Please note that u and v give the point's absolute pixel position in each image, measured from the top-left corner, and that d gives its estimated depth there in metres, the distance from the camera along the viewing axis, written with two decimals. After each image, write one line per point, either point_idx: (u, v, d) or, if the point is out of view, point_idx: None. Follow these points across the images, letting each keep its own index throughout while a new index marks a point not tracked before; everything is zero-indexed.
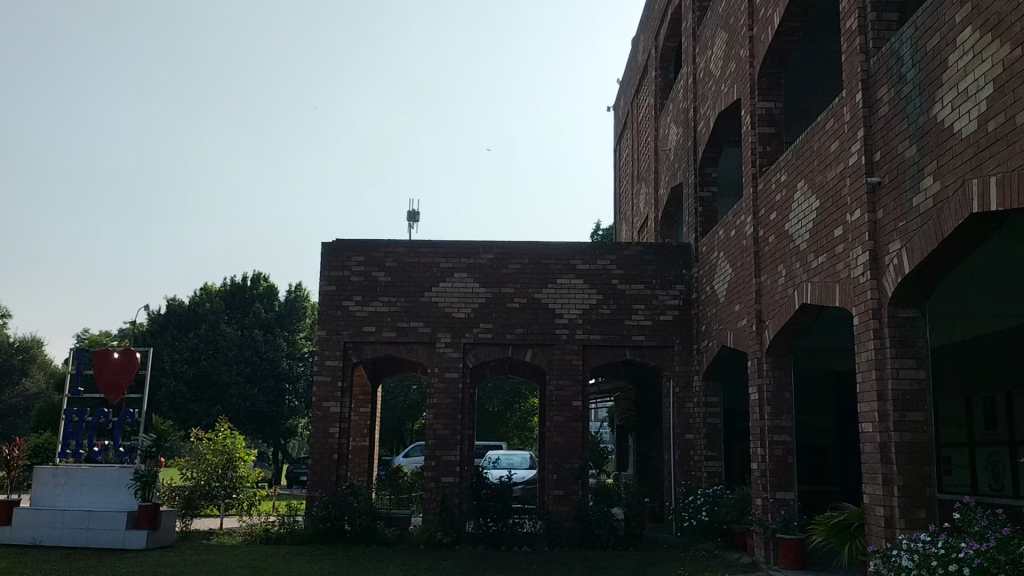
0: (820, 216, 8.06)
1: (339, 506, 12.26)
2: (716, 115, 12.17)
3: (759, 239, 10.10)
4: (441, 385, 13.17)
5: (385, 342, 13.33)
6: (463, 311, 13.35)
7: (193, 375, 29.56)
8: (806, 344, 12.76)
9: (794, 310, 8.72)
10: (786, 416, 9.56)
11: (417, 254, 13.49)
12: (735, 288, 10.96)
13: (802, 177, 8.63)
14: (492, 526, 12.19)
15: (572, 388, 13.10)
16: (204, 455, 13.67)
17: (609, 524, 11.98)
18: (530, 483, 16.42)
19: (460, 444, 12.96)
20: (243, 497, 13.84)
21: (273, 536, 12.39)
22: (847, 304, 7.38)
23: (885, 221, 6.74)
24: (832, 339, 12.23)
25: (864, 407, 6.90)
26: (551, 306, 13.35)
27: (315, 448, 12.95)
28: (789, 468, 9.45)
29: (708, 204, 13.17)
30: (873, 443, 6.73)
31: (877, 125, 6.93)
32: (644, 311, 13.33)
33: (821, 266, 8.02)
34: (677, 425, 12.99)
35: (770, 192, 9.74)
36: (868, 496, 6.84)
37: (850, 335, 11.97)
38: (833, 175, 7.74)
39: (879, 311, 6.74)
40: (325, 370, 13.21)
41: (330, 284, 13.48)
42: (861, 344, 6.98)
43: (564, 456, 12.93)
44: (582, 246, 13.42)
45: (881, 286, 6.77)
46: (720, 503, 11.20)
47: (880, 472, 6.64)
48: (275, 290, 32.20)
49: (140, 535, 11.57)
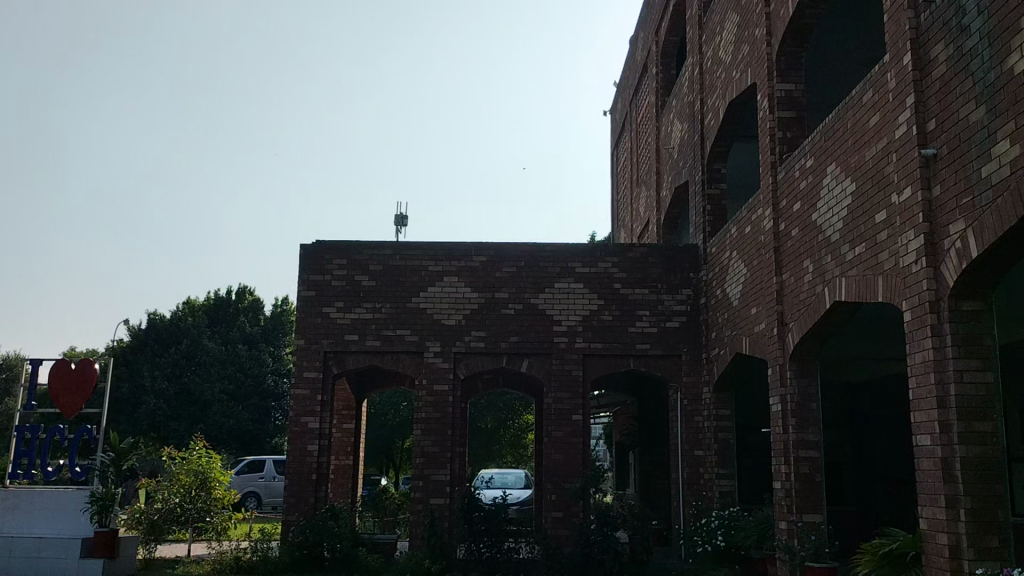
0: (858, 201, 7.15)
1: (318, 530, 11.23)
2: (726, 104, 11.22)
3: (780, 234, 9.15)
4: (430, 398, 12.14)
5: (369, 351, 12.30)
6: (453, 318, 12.35)
7: (175, 392, 28.46)
8: (829, 350, 11.78)
9: (825, 310, 7.76)
10: (813, 430, 8.55)
11: (404, 256, 12.51)
12: (751, 288, 9.98)
13: (833, 159, 7.71)
14: (485, 552, 11.09)
15: (572, 401, 12.08)
16: (177, 475, 12.54)
17: (613, 548, 10.81)
18: (526, 503, 15.41)
19: (450, 462, 11.93)
20: (217, 521, 12.69)
21: (244, 565, 11.28)
22: (893, 299, 6.43)
23: (943, 199, 5.80)
24: (860, 341, 11.28)
25: (920, 418, 5.91)
26: (549, 312, 12.34)
27: (293, 468, 11.90)
28: (818, 488, 8.47)
29: (718, 202, 12.23)
30: (933, 459, 5.71)
31: (930, 90, 6.01)
32: (649, 317, 12.35)
33: (860, 257, 7.09)
34: (685, 440, 11.97)
35: (793, 180, 8.81)
36: (926, 521, 5.81)
37: (881, 336, 11.01)
38: (874, 152, 6.83)
39: (937, 305, 5.79)
40: (304, 383, 12.18)
41: (310, 289, 12.47)
42: (915, 344, 6.01)
43: (563, 475, 11.91)
44: (582, 248, 12.46)
45: (938, 276, 5.82)
46: (736, 526, 10.21)
47: (942, 494, 5.60)
48: (261, 304, 31.11)
49: (96, 564, 10.45)
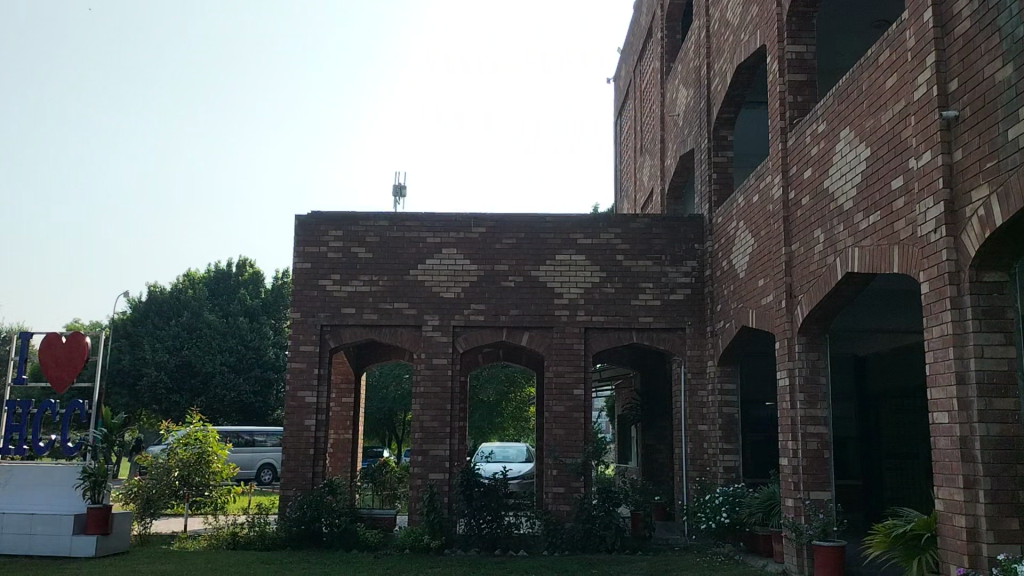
0: (874, 167, 6.82)
1: (315, 506, 10.99)
2: (734, 69, 10.84)
3: (789, 202, 8.83)
4: (429, 371, 11.89)
5: (366, 325, 12.04)
6: (452, 291, 12.06)
7: (176, 364, 28.28)
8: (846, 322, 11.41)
9: (836, 281, 7.47)
10: (821, 405, 8.29)
11: (401, 228, 12.21)
12: (758, 260, 9.67)
13: (846, 123, 7.37)
14: (485, 527, 10.86)
15: (574, 375, 11.83)
16: (173, 449, 12.36)
17: (615, 524, 10.75)
18: (526, 476, 15.23)
19: (450, 437, 11.71)
20: (216, 495, 12.53)
21: (240, 541, 11.11)
22: (909, 269, 6.13)
23: (966, 163, 5.48)
24: (882, 312, 11.02)
25: (937, 394, 5.64)
26: (550, 284, 12.06)
27: (289, 442, 11.68)
28: (826, 465, 8.22)
29: (724, 170, 11.88)
30: (951, 438, 5.44)
31: (953, 47, 5.66)
32: (652, 289, 12.06)
33: (875, 226, 6.79)
34: (689, 414, 11.74)
35: (803, 146, 8.48)
36: (943, 501, 5.55)
37: (906, 305, 10.81)
38: (891, 115, 6.50)
39: (957, 277, 5.49)
40: (300, 357, 11.92)
41: (305, 261, 12.18)
42: (932, 317, 5.71)
43: (565, 450, 11.69)
44: (584, 219, 12.15)
45: (959, 246, 5.52)
46: (741, 502, 9.96)
47: (960, 474, 5.33)
48: (261, 276, 30.86)
49: (88, 542, 10.28)
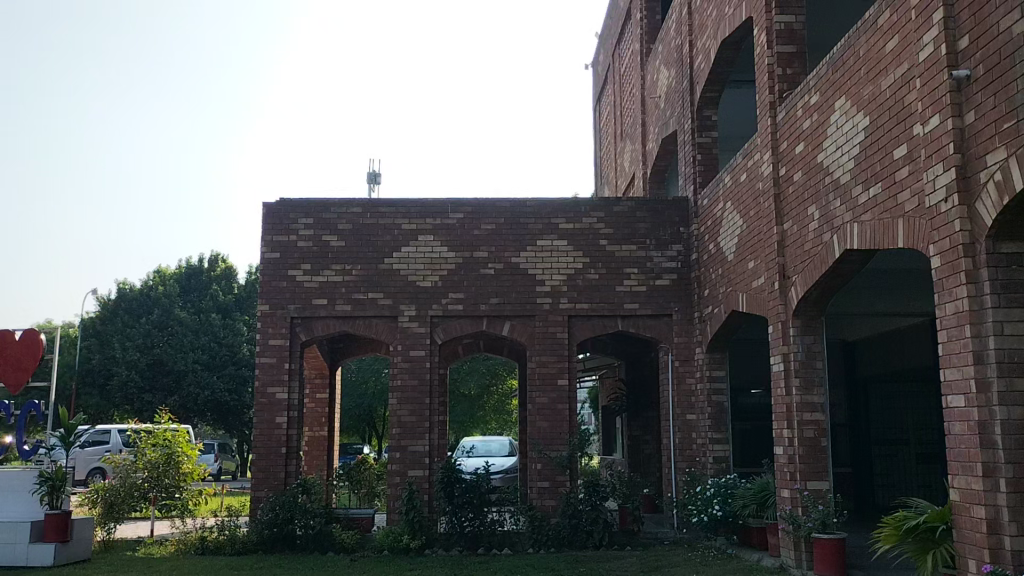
0: (874, 136, 6.41)
1: (288, 506, 10.49)
2: (718, 44, 10.41)
3: (780, 179, 8.41)
4: (406, 364, 11.40)
5: (340, 316, 11.53)
6: (430, 280, 11.57)
7: (148, 363, 27.50)
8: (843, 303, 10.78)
9: (833, 260, 7.06)
10: (818, 391, 7.90)
11: (375, 215, 11.70)
12: (748, 241, 9.26)
13: (842, 92, 6.96)
14: (468, 525, 10.41)
15: (557, 365, 11.40)
16: (142, 450, 11.81)
17: (602, 519, 10.35)
18: (509, 471, 14.77)
19: (429, 432, 11.23)
20: (186, 498, 11.97)
21: (209, 544, 10.57)
22: (916, 243, 5.73)
23: (979, 126, 5.06)
24: (883, 294, 10.61)
25: (951, 376, 5.24)
26: (531, 272, 11.60)
27: (261, 441, 11.16)
28: (824, 453, 7.82)
29: (709, 151, 11.46)
30: (968, 422, 5.05)
31: (962, 2, 5.25)
32: (637, 275, 11.63)
33: (876, 199, 6.38)
34: (677, 403, 11.35)
35: (794, 119, 8.06)
36: (959, 490, 5.16)
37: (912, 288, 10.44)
38: (893, 79, 6.08)
39: (971, 249, 5.08)
40: (271, 351, 11.39)
41: (274, 251, 11.63)
42: (944, 293, 5.31)
43: (548, 443, 11.25)
44: (565, 203, 11.70)
45: (972, 216, 5.11)
46: (735, 493, 9.57)
47: (978, 461, 4.94)
48: (234, 272, 30.14)
49: (46, 551, 9.67)
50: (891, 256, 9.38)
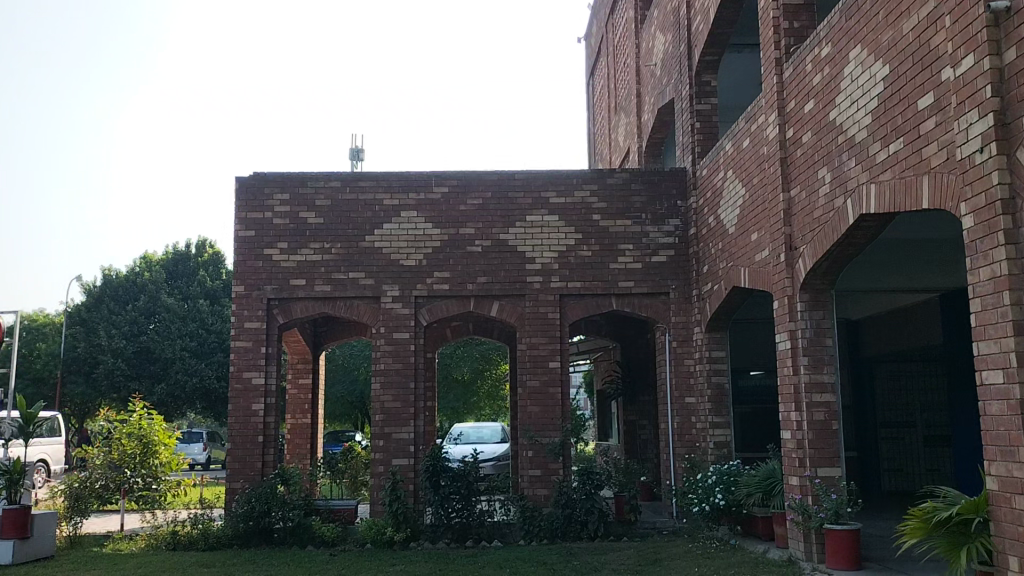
0: (895, 86, 5.78)
1: (265, 499, 9.89)
2: (717, 2, 9.73)
3: (787, 141, 7.78)
4: (389, 347, 10.78)
5: (319, 297, 10.90)
6: (413, 258, 10.94)
7: (134, 351, 26.88)
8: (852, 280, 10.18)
9: (846, 226, 6.45)
10: (828, 370, 7.30)
11: (355, 189, 11.04)
12: (751, 211, 8.64)
13: (858, 40, 6.32)
14: (455, 517, 9.82)
15: (549, 347, 10.78)
16: (116, 440, 11.18)
17: (597, 509, 9.77)
18: (501, 458, 14.18)
19: (414, 419, 10.62)
20: (163, 489, 11.32)
21: (181, 540, 9.99)
22: (944, 202, 5.11)
23: (1020, 63, 4.44)
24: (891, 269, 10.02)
25: (987, 349, 4.64)
26: (521, 248, 10.97)
27: (236, 429, 10.55)
28: (835, 437, 7.24)
29: (708, 118, 10.80)
30: (1007, 402, 4.45)
31: None
32: (633, 251, 11.00)
33: (896, 156, 5.76)
34: (675, 386, 10.77)
35: (803, 75, 7.41)
36: (997, 479, 4.57)
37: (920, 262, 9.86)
38: (917, 20, 5.44)
39: (1011, 205, 4.47)
40: (246, 335, 10.74)
41: (248, 228, 10.97)
42: (979, 256, 4.70)
43: (541, 429, 10.65)
44: (557, 176, 11.06)
45: (1011, 166, 4.49)
46: (737, 480, 9.00)
47: (1021, 446, 4.34)
48: (222, 256, 29.36)
49: (4, 548, 9.07)
50: (901, 228, 8.79)
